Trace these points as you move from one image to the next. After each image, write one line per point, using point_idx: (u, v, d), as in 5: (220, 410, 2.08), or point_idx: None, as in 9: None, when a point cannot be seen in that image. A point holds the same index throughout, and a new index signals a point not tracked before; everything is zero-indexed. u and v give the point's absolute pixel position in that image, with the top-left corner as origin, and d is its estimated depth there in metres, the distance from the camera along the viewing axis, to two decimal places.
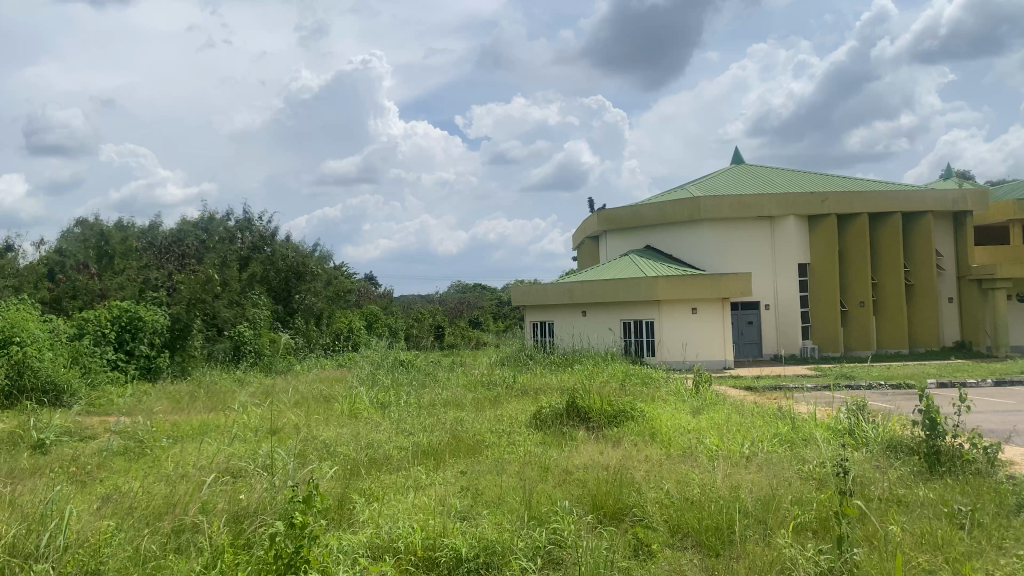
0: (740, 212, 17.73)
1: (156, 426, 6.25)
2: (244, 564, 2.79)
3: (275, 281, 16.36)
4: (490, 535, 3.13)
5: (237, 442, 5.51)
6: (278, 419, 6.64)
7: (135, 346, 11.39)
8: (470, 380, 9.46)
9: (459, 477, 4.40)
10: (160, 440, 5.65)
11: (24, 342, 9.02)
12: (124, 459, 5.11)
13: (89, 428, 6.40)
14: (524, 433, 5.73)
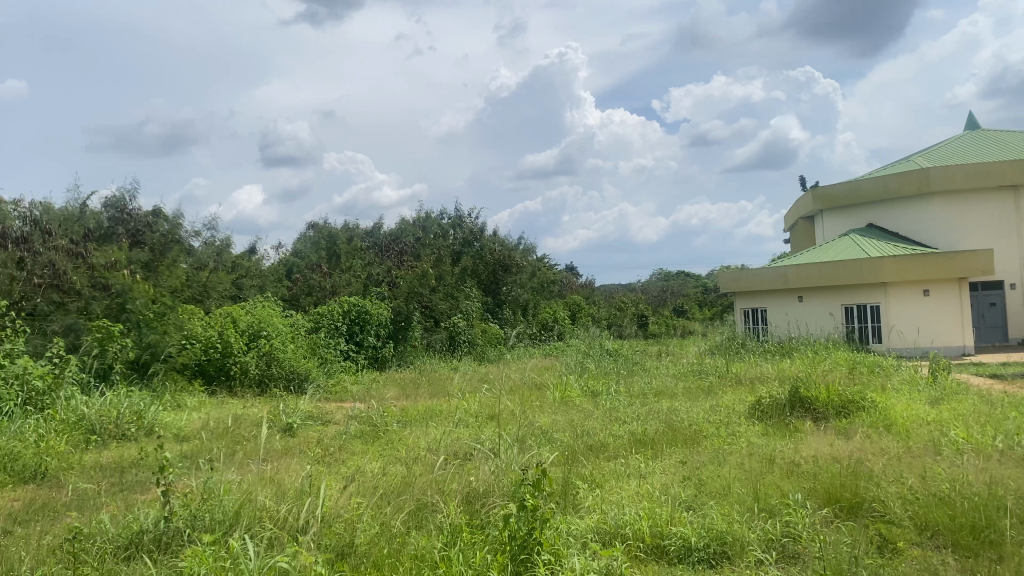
0: (977, 182, 16.08)
1: (387, 410, 6.70)
2: (481, 544, 2.92)
3: (485, 274, 16.98)
4: (720, 525, 3.08)
5: (461, 427, 5.79)
6: (497, 405, 6.91)
7: (364, 338, 12.31)
8: (681, 369, 9.30)
9: (680, 466, 4.35)
10: (391, 424, 6.05)
11: (271, 336, 9.98)
12: (360, 441, 5.52)
13: (328, 413, 6.99)
14: (744, 424, 5.54)
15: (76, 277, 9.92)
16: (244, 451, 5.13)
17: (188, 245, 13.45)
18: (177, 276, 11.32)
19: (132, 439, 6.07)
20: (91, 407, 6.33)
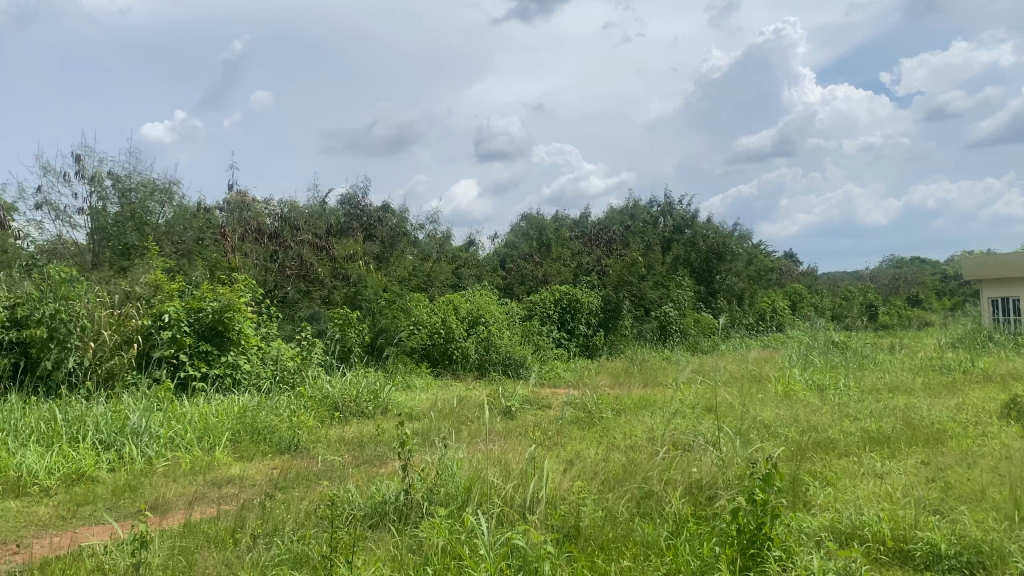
0: None
1: (602, 398, 6.75)
2: (708, 535, 2.88)
3: (697, 262, 16.69)
4: (974, 533, 2.83)
5: (677, 416, 5.72)
6: (714, 397, 6.74)
7: (576, 326, 12.49)
8: (918, 363, 8.59)
9: (921, 467, 4.04)
10: (606, 412, 6.08)
11: (489, 322, 10.37)
12: (577, 427, 5.60)
13: (545, 398, 7.17)
14: (997, 425, 5.02)
15: (320, 268, 10.98)
16: (468, 431, 5.38)
17: (412, 237, 14.24)
18: (404, 266, 12.12)
19: (369, 416, 6.57)
20: (334, 387, 6.94)
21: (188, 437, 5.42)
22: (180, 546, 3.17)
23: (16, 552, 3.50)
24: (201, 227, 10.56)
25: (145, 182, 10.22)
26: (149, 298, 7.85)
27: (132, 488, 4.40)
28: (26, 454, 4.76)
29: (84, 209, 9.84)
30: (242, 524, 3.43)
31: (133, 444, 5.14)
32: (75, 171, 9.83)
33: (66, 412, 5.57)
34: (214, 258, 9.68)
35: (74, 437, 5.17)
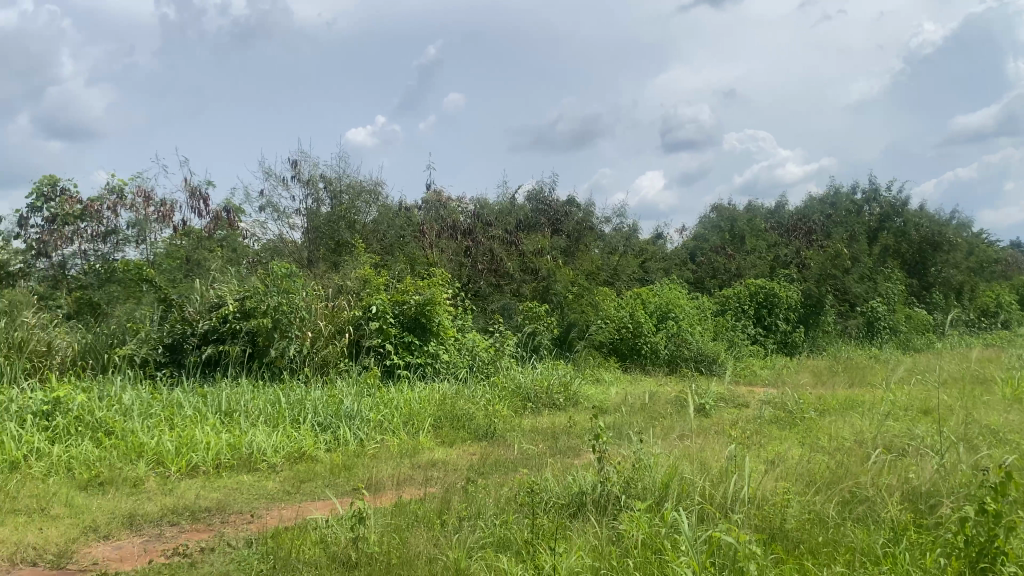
0: None
1: (803, 397, 6.45)
2: (930, 546, 2.69)
3: (909, 254, 15.54)
4: None
5: (889, 419, 5.36)
6: (930, 399, 6.25)
7: (773, 321, 12.01)
8: None
9: None
10: (808, 412, 5.79)
11: (680, 317, 10.21)
12: (777, 426, 5.39)
13: (741, 396, 6.96)
14: None
15: (512, 263, 11.27)
16: (661, 427, 5.33)
17: (600, 231, 14.26)
18: (592, 260, 12.18)
19: (562, 408, 6.67)
20: (528, 378, 7.11)
21: (395, 421, 5.75)
22: (392, 524, 3.38)
23: (251, 521, 3.87)
24: (403, 225, 11.16)
25: (353, 184, 10.95)
26: (357, 292, 8.41)
27: (346, 467, 4.75)
28: (257, 433, 5.25)
29: (301, 210, 10.70)
30: (447, 506, 3.60)
31: (346, 427, 5.54)
32: (292, 175, 10.69)
33: (288, 396, 6.09)
34: (415, 255, 10.21)
35: (296, 419, 5.66)
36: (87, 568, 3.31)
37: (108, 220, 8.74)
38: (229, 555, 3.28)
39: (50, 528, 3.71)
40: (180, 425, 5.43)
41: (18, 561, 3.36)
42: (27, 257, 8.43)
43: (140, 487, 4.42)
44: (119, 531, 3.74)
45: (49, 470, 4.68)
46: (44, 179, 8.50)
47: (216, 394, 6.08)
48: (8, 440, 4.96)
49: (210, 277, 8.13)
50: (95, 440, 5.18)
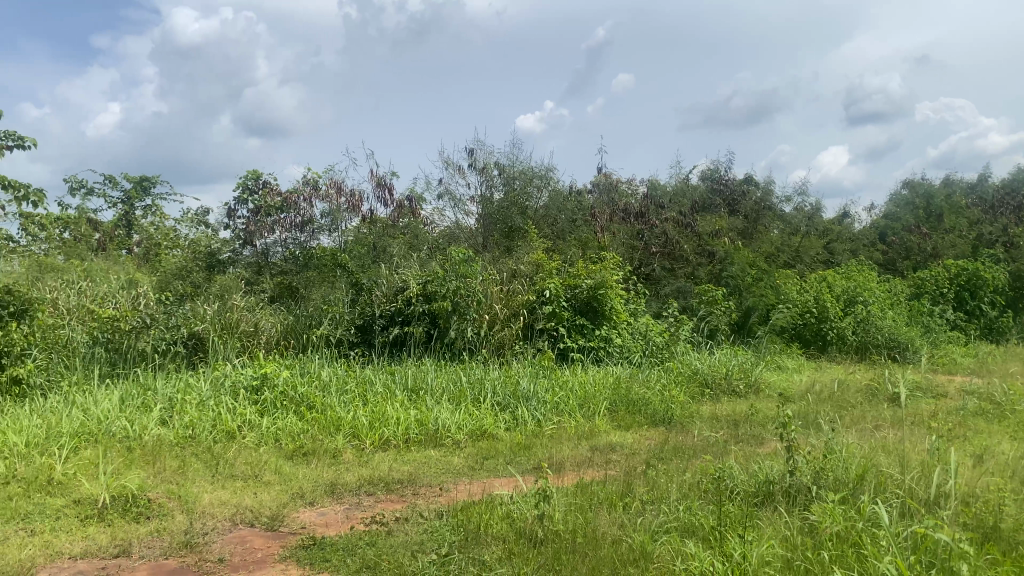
0: None
1: (1013, 388, 5.93)
2: None
3: None
4: None
5: None
6: None
7: (976, 305, 11.09)
8: None
9: None
10: (1020, 404, 5.32)
11: (869, 301, 9.65)
12: (984, 418, 4.99)
13: (940, 385, 6.50)
14: None
15: (686, 245, 11.08)
16: (851, 417, 5.07)
17: (779, 211, 13.68)
18: (770, 242, 11.73)
19: (741, 395, 6.50)
20: (705, 364, 6.98)
21: (571, 404, 5.83)
22: (576, 504, 3.43)
23: (440, 494, 4.06)
24: (574, 209, 11.24)
25: (525, 170, 11.15)
26: (531, 276, 8.55)
27: (526, 446, 4.87)
28: (442, 411, 5.50)
29: (476, 197, 11.00)
30: (630, 489, 3.61)
31: (524, 408, 5.67)
32: (468, 163, 11.01)
33: (469, 376, 6.32)
34: (587, 239, 10.25)
35: (477, 398, 5.88)
36: (296, 531, 3.60)
37: (304, 211, 9.38)
38: (421, 526, 3.46)
39: (263, 493, 4.08)
40: (372, 402, 5.77)
41: (238, 522, 3.72)
42: (234, 245, 9.20)
43: (339, 458, 4.75)
44: (323, 499, 4.04)
45: (261, 439, 5.13)
46: (248, 173, 9.23)
47: (403, 373, 6.41)
48: (225, 412, 5.48)
49: (394, 263, 8.57)
50: (299, 414, 5.61)
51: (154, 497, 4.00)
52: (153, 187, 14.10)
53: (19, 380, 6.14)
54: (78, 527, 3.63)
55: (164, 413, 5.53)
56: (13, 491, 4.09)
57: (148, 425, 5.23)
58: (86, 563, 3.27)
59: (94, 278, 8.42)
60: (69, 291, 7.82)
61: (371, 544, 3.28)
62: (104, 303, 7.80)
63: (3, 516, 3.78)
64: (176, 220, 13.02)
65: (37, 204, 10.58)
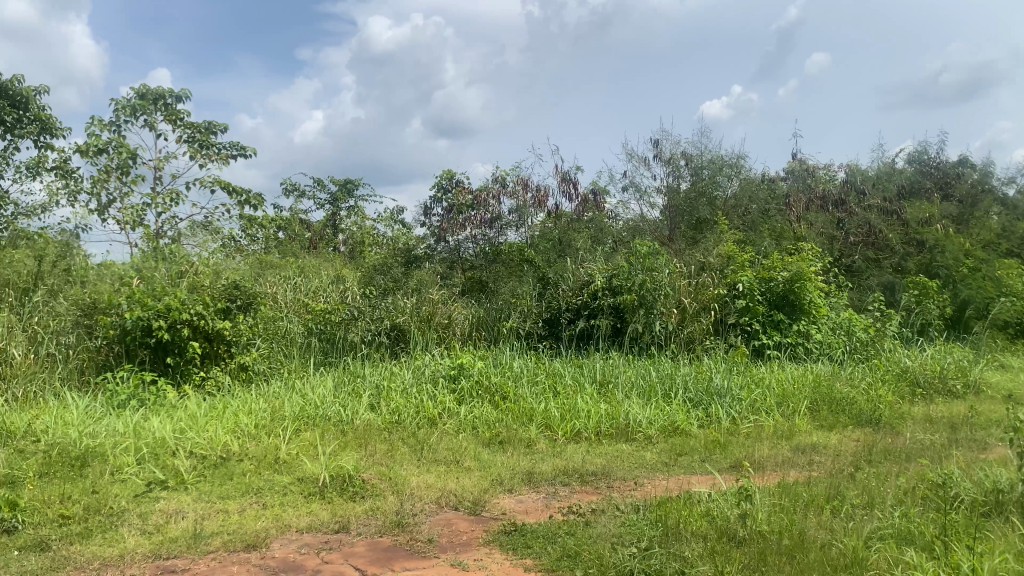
0: None
1: None
2: None
3: None
4: None
5: None
6: None
7: None
8: None
9: None
10: None
11: None
12: None
13: None
14: None
15: (891, 235, 10.41)
16: None
17: (1001, 194, 12.48)
18: (990, 229, 10.73)
19: (959, 396, 6.00)
20: (915, 362, 6.52)
21: (768, 402, 5.63)
22: (779, 505, 3.33)
23: (635, 489, 4.06)
24: (767, 199, 10.83)
25: (714, 160, 10.88)
26: (721, 268, 8.35)
27: (722, 444, 4.77)
28: (633, 405, 5.50)
29: (662, 188, 10.86)
30: (838, 492, 3.45)
31: (717, 404, 5.56)
32: (654, 154, 10.89)
33: (660, 370, 6.28)
34: (781, 229, 9.84)
35: (668, 394, 5.83)
36: (497, 517, 3.74)
37: (493, 208, 9.66)
38: (619, 519, 3.49)
39: (465, 478, 4.27)
40: (563, 394, 5.87)
41: (444, 505, 3.91)
42: (429, 241, 9.64)
43: (533, 447, 4.87)
44: (520, 487, 4.16)
45: (460, 427, 5.35)
46: (442, 173, 9.61)
47: (592, 366, 6.47)
48: (426, 400, 5.78)
49: (580, 257, 8.66)
50: (494, 403, 5.80)
51: (367, 478, 4.30)
52: (357, 188, 15.06)
53: (246, 367, 6.92)
54: (303, 503, 3.97)
55: (372, 399, 5.92)
56: (247, 467, 4.54)
57: (359, 410, 5.62)
58: (310, 536, 3.57)
59: (307, 273, 9.13)
60: (286, 286, 8.53)
61: (571, 534, 3.35)
62: (316, 297, 8.45)
63: (239, 489, 4.21)
64: (376, 219, 13.84)
65: (257, 207, 11.61)
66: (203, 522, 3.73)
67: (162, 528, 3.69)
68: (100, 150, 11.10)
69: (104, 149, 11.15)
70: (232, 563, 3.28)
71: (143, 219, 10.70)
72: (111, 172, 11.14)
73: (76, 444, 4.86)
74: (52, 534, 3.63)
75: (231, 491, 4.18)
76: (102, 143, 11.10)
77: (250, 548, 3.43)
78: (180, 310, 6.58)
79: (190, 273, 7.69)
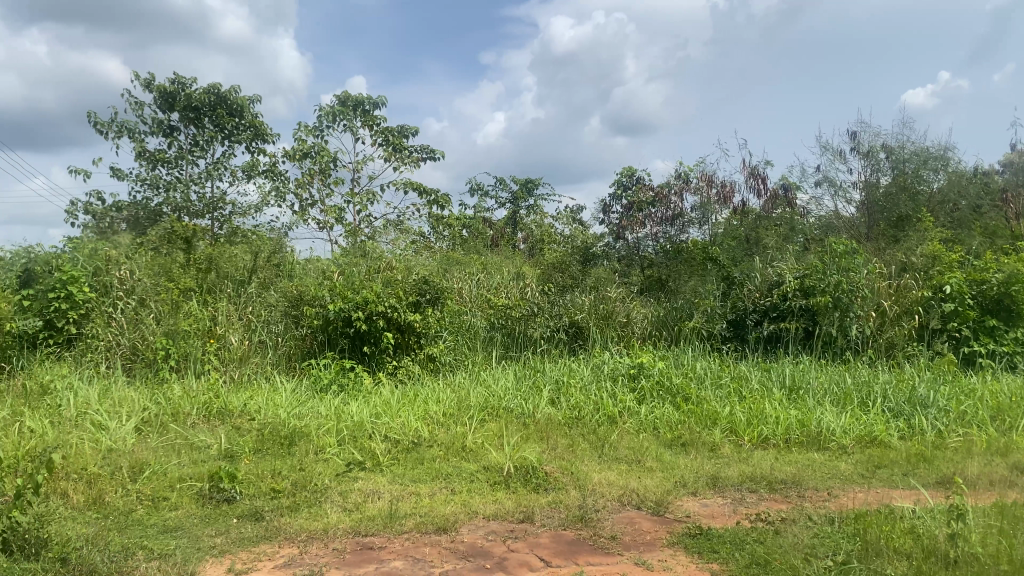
0: None
1: None
2: None
3: None
4: None
5: None
6: None
7: None
8: None
9: None
10: None
11: None
12: None
13: None
14: None
15: None
16: None
17: None
18: None
19: None
20: None
21: (980, 415, 5.16)
22: (996, 527, 3.05)
23: (829, 500, 3.87)
24: (978, 194, 9.97)
25: (919, 152, 10.13)
26: (926, 269, 7.78)
27: (926, 458, 4.44)
28: (825, 412, 5.24)
29: (859, 183, 10.24)
30: None
31: (920, 415, 5.18)
32: (850, 147, 10.29)
33: (855, 377, 5.95)
34: (995, 227, 8.99)
35: (864, 401, 5.51)
36: (681, 519, 3.68)
37: (674, 205, 9.47)
38: (811, 529, 3.34)
39: (647, 478, 4.24)
40: (749, 397, 5.69)
41: (626, 503, 3.90)
42: (608, 239, 9.60)
43: (717, 451, 4.76)
44: (705, 490, 4.08)
45: (641, 426, 5.32)
46: (622, 171, 9.58)
47: (781, 370, 6.22)
48: (607, 398, 5.79)
49: (769, 257, 8.34)
50: (675, 404, 5.71)
51: (550, 470, 4.37)
52: (538, 187, 15.31)
53: (434, 358, 7.21)
54: (489, 491, 4.10)
55: (553, 394, 6.00)
56: (436, 453, 4.75)
57: (540, 404, 5.71)
58: (496, 524, 3.68)
59: (490, 270, 9.39)
60: (471, 282, 8.83)
61: (759, 542, 3.25)
62: (498, 293, 8.70)
63: (430, 474, 4.40)
64: (556, 216, 14.01)
65: (444, 206, 12.07)
66: (397, 503, 3.94)
67: (361, 506, 3.93)
68: (305, 154, 11.98)
69: (308, 153, 12.01)
70: (424, 544, 3.44)
71: (342, 218, 11.44)
72: (314, 174, 11.98)
73: (285, 424, 5.28)
74: (265, 506, 3.96)
75: (422, 476, 4.38)
76: (307, 148, 11.97)
77: (441, 531, 3.58)
78: (376, 303, 7.02)
79: (384, 269, 8.14)
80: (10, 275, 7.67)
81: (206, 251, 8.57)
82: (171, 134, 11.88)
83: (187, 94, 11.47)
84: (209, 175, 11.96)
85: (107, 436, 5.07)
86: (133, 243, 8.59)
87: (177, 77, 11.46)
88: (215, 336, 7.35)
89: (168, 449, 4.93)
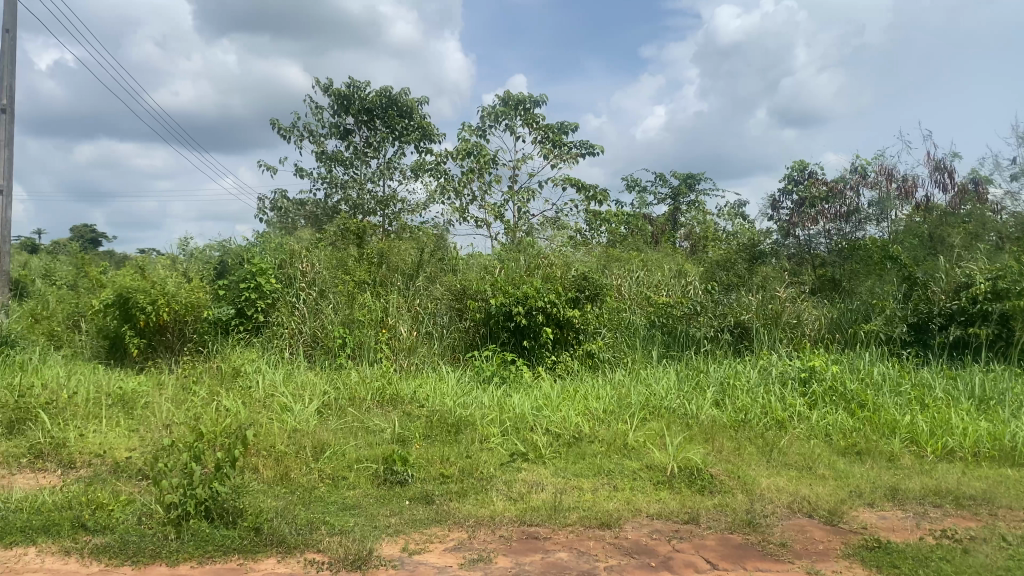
0: None
1: None
2: None
3: None
4: None
5: None
6: None
7: None
8: None
9: None
10: None
11: None
12: None
13: None
14: None
15: None
16: None
17: None
18: None
19: None
20: None
21: None
22: None
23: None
24: None
25: None
26: None
27: None
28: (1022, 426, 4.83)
29: None
30: None
31: None
32: None
33: None
34: None
35: None
36: (858, 530, 3.52)
37: (850, 200, 9.05)
38: (1005, 551, 3.10)
39: (820, 486, 4.08)
40: (932, 407, 5.34)
41: (797, 511, 3.78)
42: (776, 236, 9.28)
43: (896, 462, 4.50)
44: (883, 502, 3.88)
45: (811, 432, 5.12)
46: (793, 165, 9.23)
47: (969, 379, 5.79)
48: (775, 401, 5.61)
49: (955, 256, 7.76)
50: (850, 410, 5.45)
51: (715, 473, 4.30)
52: (699, 183, 15.00)
53: (593, 354, 7.24)
54: (652, 490, 4.09)
55: (717, 395, 5.88)
56: (598, 449, 4.79)
57: (704, 405, 5.62)
58: (661, 523, 3.67)
59: (651, 266, 9.31)
60: (631, 279, 8.81)
61: (946, 560, 3.06)
62: (659, 291, 8.63)
63: (592, 469, 4.45)
64: (719, 213, 13.68)
65: (603, 202, 12.07)
66: (561, 495, 4.01)
67: (526, 496, 4.03)
68: (468, 154, 12.34)
69: (471, 152, 12.36)
70: (588, 539, 3.49)
71: (502, 215, 11.70)
72: (478, 172, 12.33)
73: (452, 413, 5.49)
74: (435, 490, 4.14)
75: (585, 470, 4.43)
76: (468, 148, 12.32)
77: (604, 526, 3.61)
78: (536, 298, 7.14)
79: (545, 265, 8.25)
80: (209, 266, 8.39)
81: (378, 246, 9.03)
82: (347, 136, 12.57)
83: (360, 98, 12.11)
84: (381, 174, 12.58)
85: (292, 417, 5.46)
86: (313, 238, 9.16)
87: (352, 81, 12.12)
88: (387, 327, 7.73)
89: (346, 432, 5.24)
